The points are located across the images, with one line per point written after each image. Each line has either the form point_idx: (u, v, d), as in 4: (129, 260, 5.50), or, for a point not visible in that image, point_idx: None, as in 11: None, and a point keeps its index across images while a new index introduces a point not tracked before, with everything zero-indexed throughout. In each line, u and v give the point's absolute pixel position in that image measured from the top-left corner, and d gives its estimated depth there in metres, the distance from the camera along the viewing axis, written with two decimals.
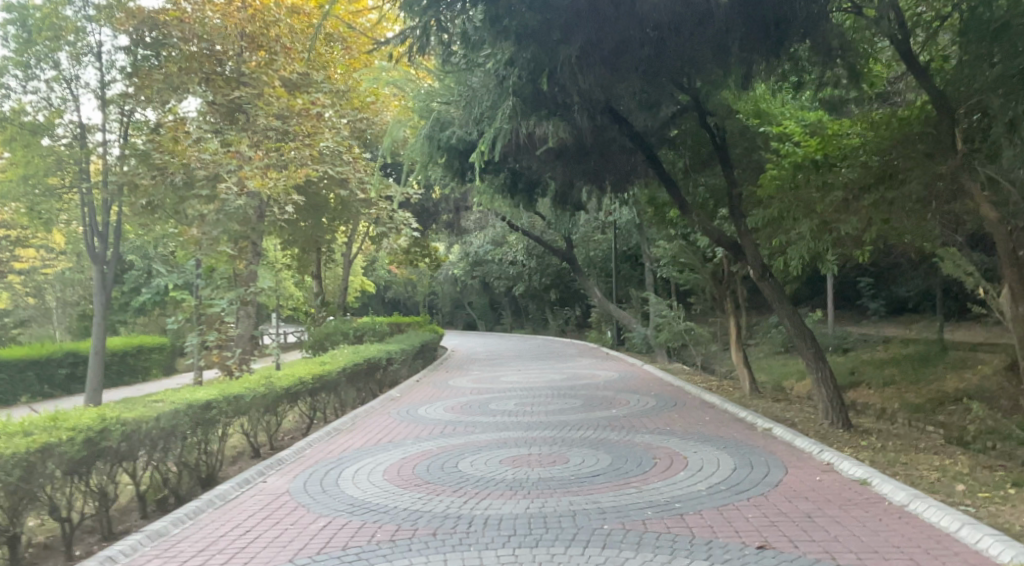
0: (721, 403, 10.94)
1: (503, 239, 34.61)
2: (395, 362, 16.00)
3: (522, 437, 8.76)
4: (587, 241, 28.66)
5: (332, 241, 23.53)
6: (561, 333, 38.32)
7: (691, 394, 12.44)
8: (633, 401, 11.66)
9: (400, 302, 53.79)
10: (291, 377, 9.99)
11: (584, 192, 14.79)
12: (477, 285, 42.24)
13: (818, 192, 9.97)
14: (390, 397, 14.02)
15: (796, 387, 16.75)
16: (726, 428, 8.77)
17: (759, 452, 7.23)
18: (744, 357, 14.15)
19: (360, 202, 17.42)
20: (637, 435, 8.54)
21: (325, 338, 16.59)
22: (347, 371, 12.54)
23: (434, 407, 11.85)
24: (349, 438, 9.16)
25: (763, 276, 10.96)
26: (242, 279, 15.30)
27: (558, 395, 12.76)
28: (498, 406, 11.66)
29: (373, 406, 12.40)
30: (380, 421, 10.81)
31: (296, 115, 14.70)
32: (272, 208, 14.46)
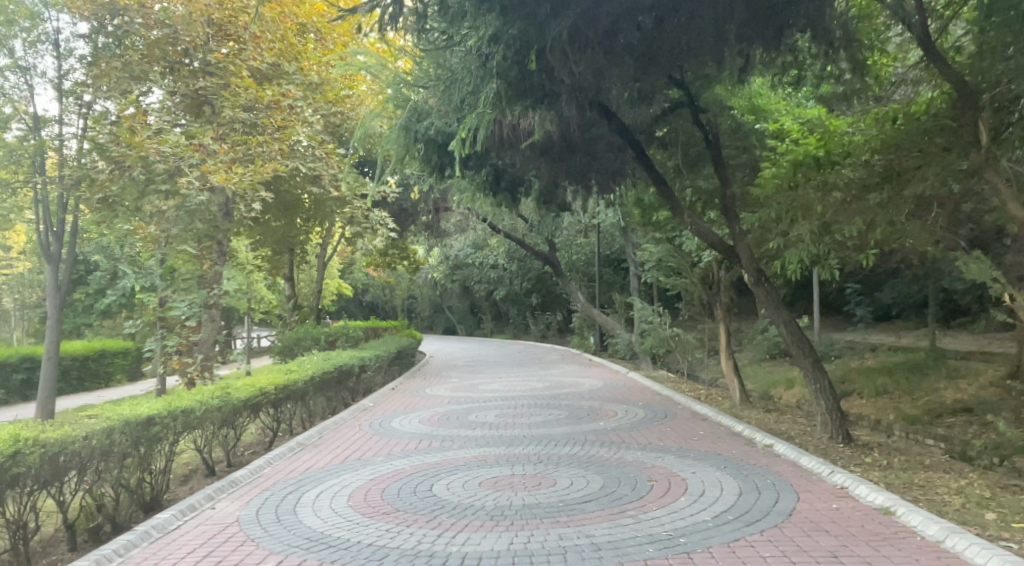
0: (715, 416, 10.30)
1: (483, 242, 33.95)
2: (369, 369, 15.24)
3: (503, 454, 8.03)
4: (570, 245, 28.09)
5: (306, 243, 22.70)
6: (542, 338, 37.67)
7: (682, 404, 11.80)
8: (621, 412, 10.98)
9: (378, 306, 52.81)
10: (252, 387, 9.21)
11: (568, 192, 14.18)
12: (456, 289, 41.48)
13: (819, 192, 9.37)
14: (363, 407, 13.24)
15: (785, 397, 16.18)
16: (723, 444, 8.10)
17: (765, 474, 6.56)
18: (735, 366, 13.55)
19: (334, 200, 16.67)
20: (627, 452, 7.85)
21: (295, 343, 15.77)
22: (316, 379, 11.75)
23: (409, 419, 11.09)
24: (314, 455, 8.38)
25: (759, 281, 10.35)
26: (206, 281, 14.43)
27: (541, 405, 12.05)
28: (477, 418, 10.93)
29: (344, 417, 11.61)
30: (351, 434, 10.02)
31: (265, 107, 13.98)
32: (239, 205, 13.65)
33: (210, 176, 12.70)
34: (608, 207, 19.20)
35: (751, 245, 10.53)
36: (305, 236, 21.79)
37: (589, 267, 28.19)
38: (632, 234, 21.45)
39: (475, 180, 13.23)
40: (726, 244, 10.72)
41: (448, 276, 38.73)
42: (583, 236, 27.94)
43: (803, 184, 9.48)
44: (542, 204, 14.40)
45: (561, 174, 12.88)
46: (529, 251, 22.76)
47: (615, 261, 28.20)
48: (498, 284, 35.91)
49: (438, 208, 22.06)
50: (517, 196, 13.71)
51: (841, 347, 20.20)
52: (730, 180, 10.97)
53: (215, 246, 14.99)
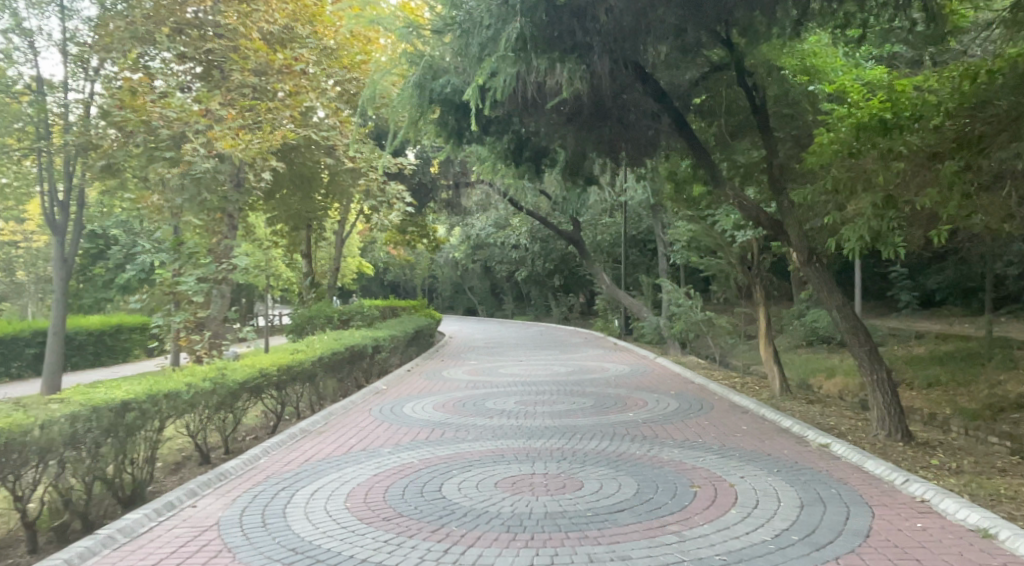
0: (756, 407, 9.38)
1: (506, 221, 33.10)
2: (385, 350, 14.50)
3: (522, 448, 7.19)
4: (596, 224, 27.10)
5: (323, 219, 21.99)
6: (565, 321, 36.80)
7: (718, 394, 10.87)
8: (652, 401, 10.10)
9: (399, 285, 52.31)
10: (252, 368, 8.48)
11: (596, 163, 13.21)
12: (478, 269, 40.76)
13: (881, 161, 8.34)
14: (376, 390, 12.51)
15: (825, 387, 15.18)
16: (771, 442, 7.19)
17: (826, 482, 5.65)
18: (774, 354, 12.58)
19: (349, 172, 15.88)
20: (662, 449, 6.97)
21: (307, 321, 15.06)
22: (325, 360, 11.00)
23: (423, 405, 10.32)
24: (314, 445, 7.62)
25: (809, 261, 9.34)
26: (215, 256, 13.73)
27: (564, 392, 11.21)
28: (496, 405, 10.13)
29: (354, 401, 10.88)
30: (359, 420, 9.28)
31: (276, 72, 13.15)
32: (248, 175, 12.90)
33: (216, 142, 11.87)
34: (638, 181, 18.18)
35: (799, 221, 9.54)
36: (323, 211, 21.10)
37: (615, 247, 27.20)
38: (662, 213, 20.41)
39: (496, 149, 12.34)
40: (772, 219, 9.74)
41: (469, 255, 37.97)
42: (609, 215, 26.95)
43: (863, 152, 8.45)
44: (569, 176, 13.46)
45: (590, 142, 11.92)
46: (553, 230, 21.84)
47: (642, 242, 27.15)
48: (521, 264, 35.08)
49: (459, 184, 21.20)
50: (541, 168, 12.80)
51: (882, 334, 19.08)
52: (777, 148, 9.94)
53: (224, 218, 14.27)
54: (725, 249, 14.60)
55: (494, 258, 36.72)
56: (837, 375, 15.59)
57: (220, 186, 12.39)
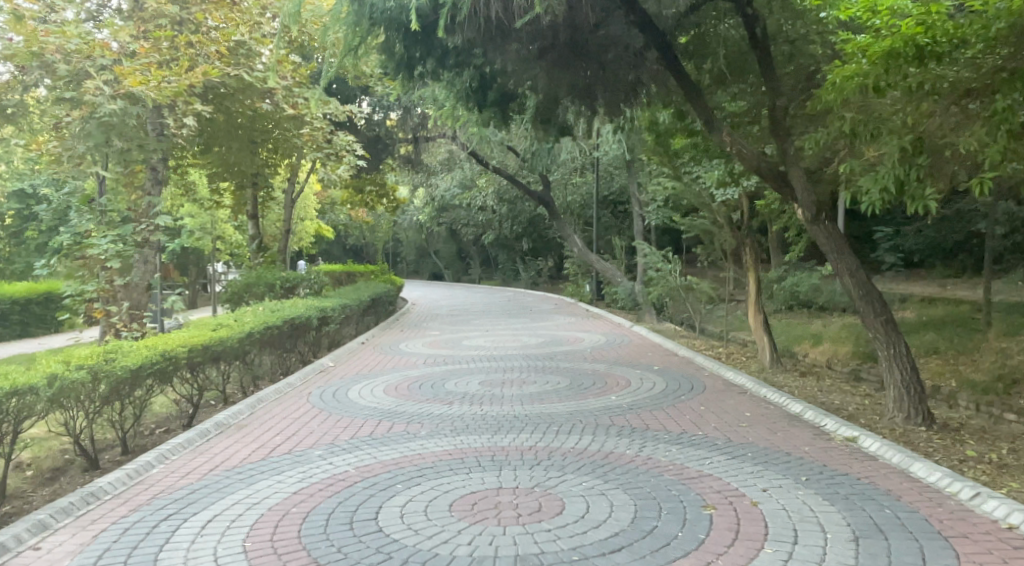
0: (756, 387, 8.14)
1: (472, 181, 31.45)
2: (335, 321, 13.00)
3: (486, 449, 5.83)
4: (566, 184, 25.66)
5: (272, 177, 20.19)
6: (533, 286, 35.49)
7: (708, 369, 9.64)
8: (635, 381, 8.81)
9: (362, 250, 50.48)
10: (155, 348, 6.95)
11: (569, 110, 11.74)
12: (443, 231, 39.13)
13: (912, 99, 6.98)
14: (323, 366, 11.03)
15: (812, 355, 14.13)
16: (785, 436, 5.94)
17: (875, 499, 4.41)
18: (766, 323, 11.38)
19: (293, 121, 14.13)
20: (657, 447, 5.68)
21: (246, 288, 13.42)
22: (259, 335, 9.47)
23: (374, 387, 8.89)
24: (228, 446, 6.14)
25: (818, 219, 8.06)
26: (135, 216, 12.00)
27: (534, 370, 9.87)
28: (457, 386, 8.75)
29: (294, 382, 9.41)
30: (294, 408, 7.81)
31: (200, 0, 11.34)
32: (168, 120, 11.15)
33: (124, 80, 10.15)
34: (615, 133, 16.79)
35: (807, 172, 8.23)
36: (270, 168, 19.29)
37: (585, 208, 25.82)
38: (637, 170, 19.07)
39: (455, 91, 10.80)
40: (774, 169, 8.42)
41: (434, 218, 36.32)
42: (580, 175, 25.51)
43: (887, 88, 7.09)
44: (539, 125, 11.97)
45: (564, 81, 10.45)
46: (520, 189, 20.35)
47: (614, 202, 25.82)
48: (487, 227, 33.57)
49: (419, 139, 19.55)
50: (507, 114, 11.28)
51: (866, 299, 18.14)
52: (780, 88, 8.58)
53: (146, 172, 12.49)
54: (710, 207, 13.34)
55: (460, 220, 35.14)
56: (826, 343, 14.55)
57: (136, 131, 10.68)
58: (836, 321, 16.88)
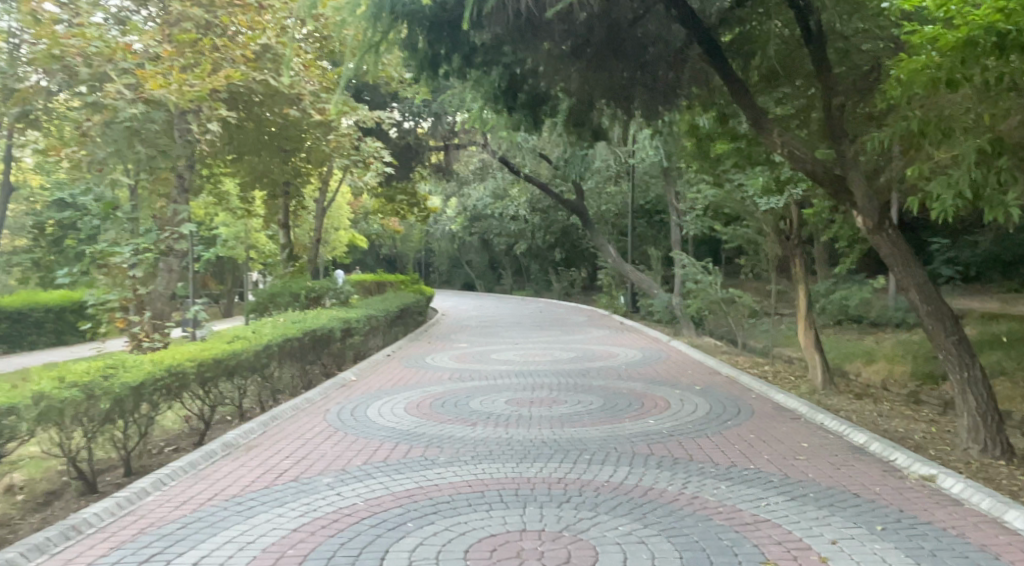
0: (810, 411, 7.42)
1: (504, 190, 30.97)
2: (360, 333, 12.56)
3: (510, 482, 5.24)
4: (600, 193, 25.01)
5: (301, 185, 19.93)
6: (566, 297, 34.85)
7: (755, 390, 8.92)
8: (675, 402, 8.15)
9: (395, 259, 50.40)
10: (163, 361, 6.53)
11: (605, 113, 11.16)
12: (474, 241, 38.70)
13: (989, 95, 6.23)
14: (347, 380, 10.57)
15: (864, 373, 13.27)
16: (850, 472, 5.25)
17: (968, 557, 3.73)
18: (817, 340, 10.62)
19: (319, 127, 13.70)
20: (703, 484, 5.04)
21: (270, 298, 13.05)
22: (277, 348, 9.03)
23: (395, 405, 8.39)
24: (233, 471, 5.66)
25: (879, 228, 7.34)
26: (159, 224, 11.73)
27: (566, 388, 9.26)
28: (483, 406, 8.20)
29: (314, 397, 8.94)
30: (309, 427, 7.33)
31: (225, 2, 10.88)
32: (192, 125, 10.85)
33: (145, 84, 9.84)
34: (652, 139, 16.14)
35: (866, 177, 7.52)
36: (300, 176, 19.02)
37: (620, 218, 25.13)
38: (675, 178, 18.39)
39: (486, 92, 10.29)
40: (829, 173, 7.72)
41: (466, 227, 35.91)
42: (614, 184, 24.84)
43: (960, 83, 6.34)
44: (574, 130, 11.40)
45: (600, 81, 9.90)
46: (554, 197, 19.78)
47: (650, 212, 25.09)
48: (520, 237, 33.06)
49: (450, 146, 19.11)
50: (540, 118, 10.73)
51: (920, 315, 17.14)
52: (835, 86, 7.90)
53: (171, 178, 12.21)
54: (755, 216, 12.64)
55: (492, 230, 34.67)
56: (879, 361, 13.66)
57: (158, 137, 10.40)
58: (888, 338, 15.93)
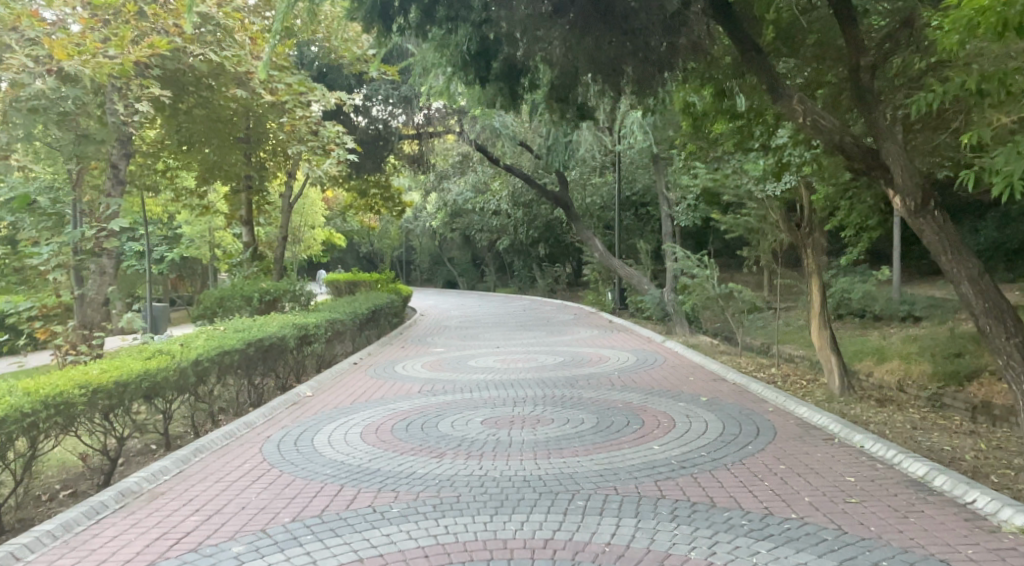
0: (844, 431, 6.19)
1: (485, 183, 29.63)
2: (321, 341, 11.23)
3: (482, 548, 3.94)
4: (584, 185, 23.75)
5: (266, 180, 18.50)
6: (550, 294, 33.62)
7: (771, 402, 7.68)
8: (681, 419, 6.89)
9: (375, 258, 48.94)
10: (41, 391, 5.19)
11: (590, 88, 9.92)
12: (456, 237, 37.32)
13: None
14: (301, 394, 9.25)
15: (876, 373, 12.13)
16: (924, 523, 4.03)
17: None
18: (832, 340, 9.42)
19: (270, 108, 12.22)
20: (736, 547, 3.78)
21: (219, 301, 11.66)
22: (211, 363, 7.66)
23: (350, 429, 7.08)
24: (115, 538, 4.33)
25: (925, 209, 6.15)
26: (89, 219, 10.35)
27: (553, 402, 7.98)
28: (454, 429, 6.92)
29: (257, 419, 7.63)
30: (239, 463, 6.00)
31: None
32: (117, 104, 9.48)
33: (53, 54, 8.46)
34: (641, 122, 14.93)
35: (905, 149, 6.31)
36: (262, 167, 17.59)
37: (606, 210, 23.88)
38: (665, 166, 17.20)
39: (457, 55, 9.09)
40: (861, 146, 6.54)
41: (446, 223, 34.53)
42: (599, 174, 23.59)
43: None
44: (555, 107, 10.16)
45: (584, 48, 8.67)
46: (536, 187, 18.52)
47: (637, 204, 23.88)
48: (502, 232, 31.77)
49: (423, 135, 17.75)
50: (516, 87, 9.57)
51: (927, 307, 16.08)
52: (864, 43, 6.72)
53: (105, 167, 10.82)
54: (759, 202, 11.45)
55: (473, 225, 33.32)
56: (892, 360, 12.53)
57: (77, 117, 9.04)
58: (896, 334, 14.83)
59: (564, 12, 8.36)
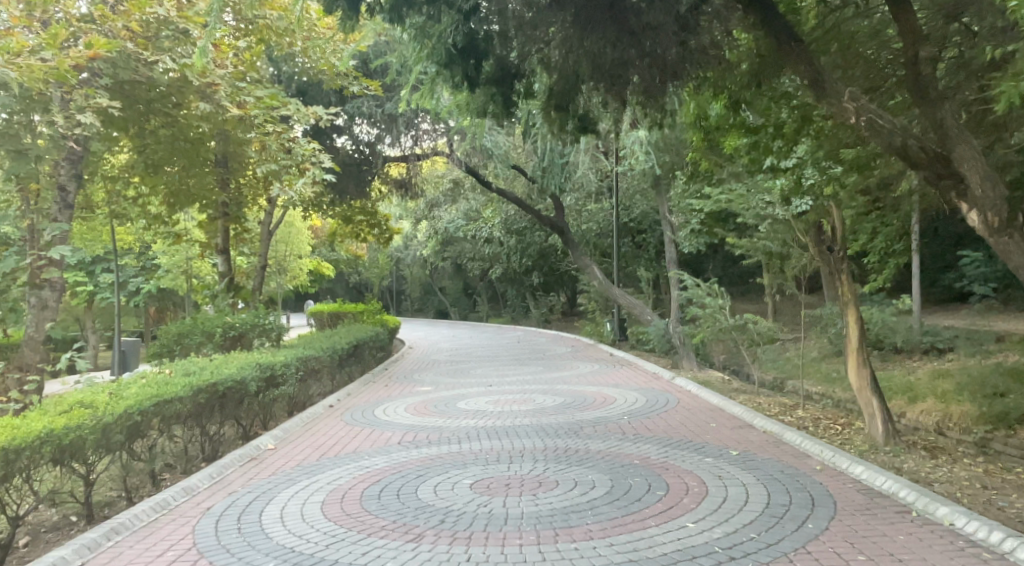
0: (920, 501, 4.99)
1: (477, 212, 28.64)
2: (292, 383, 9.98)
3: None
4: (580, 212, 22.74)
5: (245, 208, 17.33)
6: (545, 324, 32.40)
7: (813, 456, 6.48)
8: (713, 483, 5.67)
9: (365, 287, 47.74)
10: None
11: (591, 96, 8.86)
12: (447, 266, 36.14)
13: None
14: (262, 448, 7.95)
15: (912, 414, 10.89)
16: None
17: None
18: (873, 381, 8.25)
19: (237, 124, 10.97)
20: None
21: (177, 337, 10.38)
22: (147, 416, 6.41)
23: (310, 497, 5.82)
24: None
25: (1008, 228, 5.16)
26: (26, 246, 9.15)
27: (556, 458, 6.74)
28: (437, 497, 5.66)
29: (200, 483, 6.35)
30: (161, 550, 4.74)
31: None
32: (53, 115, 8.29)
33: None
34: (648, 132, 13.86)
35: (981, 153, 5.30)
36: (238, 193, 16.48)
37: (603, 237, 22.81)
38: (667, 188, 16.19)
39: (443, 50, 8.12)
40: (930, 150, 5.56)
41: (437, 251, 33.43)
42: (596, 201, 22.58)
43: None
44: (551, 117, 9.08)
45: (586, 46, 7.63)
46: (531, 212, 17.46)
47: (636, 231, 22.81)
48: (494, 261, 30.64)
49: (410, 158, 16.70)
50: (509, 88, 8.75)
51: (952, 339, 14.93)
52: (922, 30, 5.73)
53: (49, 188, 9.64)
54: (779, 223, 10.36)
55: (465, 254, 32.22)
56: (926, 400, 11.31)
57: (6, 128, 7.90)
58: (923, 369, 13.65)
59: (564, 4, 7.31)
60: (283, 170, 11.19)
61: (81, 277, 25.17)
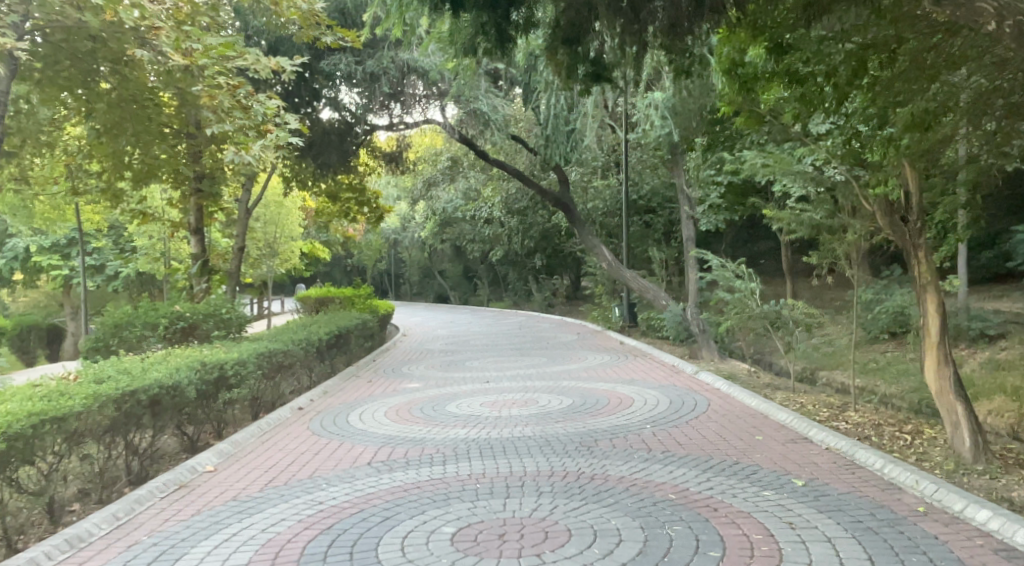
0: None
1: (477, 190, 27.04)
2: (251, 383, 8.44)
3: None
4: (585, 189, 21.10)
5: (220, 186, 15.75)
6: (549, 308, 30.75)
7: (903, 486, 5.00)
8: (786, 539, 4.12)
9: (363, 271, 46.20)
10: None
11: (606, 32, 7.23)
12: (445, 248, 34.56)
13: None
14: (199, 469, 6.38)
15: (982, 415, 9.27)
16: None
17: None
18: (957, 381, 6.71)
19: (179, 73, 9.13)
20: None
21: (116, 329, 8.85)
22: (22, 441, 4.89)
23: (229, 558, 4.26)
24: None
25: None
26: None
27: (566, 490, 5.17)
28: (405, 558, 4.12)
29: (93, 531, 4.80)
30: None
31: None
32: None
33: None
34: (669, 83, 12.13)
35: None
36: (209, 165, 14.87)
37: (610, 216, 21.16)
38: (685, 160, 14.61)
39: None
40: None
41: (436, 233, 31.80)
42: (602, 177, 20.97)
43: None
44: (556, 60, 7.45)
45: None
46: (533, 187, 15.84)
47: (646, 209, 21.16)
48: (495, 242, 29.00)
49: (399, 127, 15.08)
50: (503, 21, 7.07)
51: (1004, 326, 13.33)
52: None
53: None
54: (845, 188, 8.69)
55: (464, 236, 30.59)
56: (992, 398, 9.70)
57: None
58: (978, 359, 12.05)
59: None
60: (239, 131, 9.53)
61: (55, 260, 23.72)
